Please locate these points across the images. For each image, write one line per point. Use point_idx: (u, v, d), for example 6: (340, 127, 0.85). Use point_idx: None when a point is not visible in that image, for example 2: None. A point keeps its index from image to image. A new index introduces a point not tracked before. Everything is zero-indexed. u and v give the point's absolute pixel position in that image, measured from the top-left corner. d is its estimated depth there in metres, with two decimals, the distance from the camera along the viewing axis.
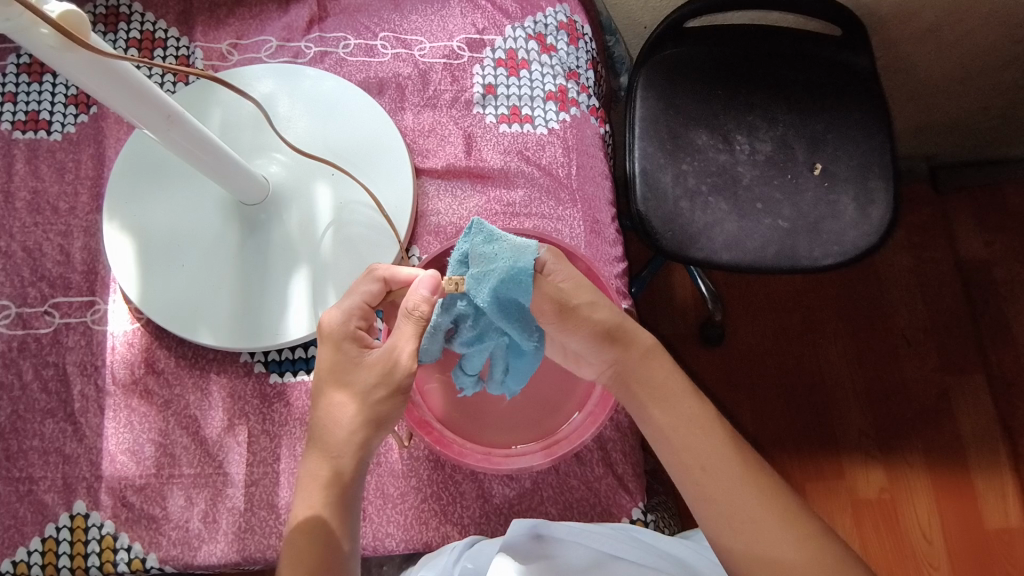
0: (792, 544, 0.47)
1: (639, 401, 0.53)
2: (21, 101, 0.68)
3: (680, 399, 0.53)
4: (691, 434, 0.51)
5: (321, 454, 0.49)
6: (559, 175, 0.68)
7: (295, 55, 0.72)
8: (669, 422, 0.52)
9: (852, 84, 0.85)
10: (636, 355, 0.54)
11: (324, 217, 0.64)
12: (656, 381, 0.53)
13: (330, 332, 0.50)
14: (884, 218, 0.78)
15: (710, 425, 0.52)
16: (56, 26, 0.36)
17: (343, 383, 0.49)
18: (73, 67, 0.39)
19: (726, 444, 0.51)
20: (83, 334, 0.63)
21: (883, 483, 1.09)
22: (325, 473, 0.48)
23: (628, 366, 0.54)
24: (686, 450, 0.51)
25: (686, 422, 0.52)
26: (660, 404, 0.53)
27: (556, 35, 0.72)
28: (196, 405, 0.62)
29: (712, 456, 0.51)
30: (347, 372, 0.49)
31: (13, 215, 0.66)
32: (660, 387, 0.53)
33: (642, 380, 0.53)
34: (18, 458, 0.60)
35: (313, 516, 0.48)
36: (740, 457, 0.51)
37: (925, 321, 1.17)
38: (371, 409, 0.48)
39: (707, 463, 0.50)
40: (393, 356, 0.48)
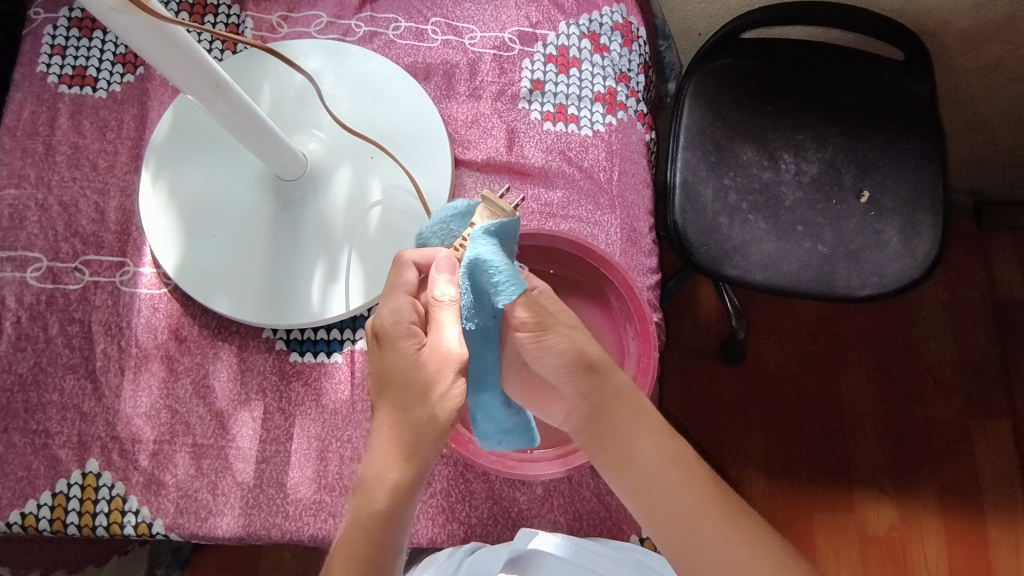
0: None
1: (605, 452, 0.50)
2: (70, 55, 0.69)
3: (646, 443, 0.49)
4: (661, 485, 0.48)
5: (380, 464, 0.46)
6: (599, 179, 0.66)
7: (344, 32, 0.71)
8: (637, 472, 0.49)
9: (910, 113, 0.81)
10: (616, 390, 0.50)
11: (359, 200, 0.63)
12: (624, 426, 0.50)
13: (385, 331, 0.48)
14: (928, 253, 0.75)
15: (694, 475, 0.49)
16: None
17: (404, 384, 0.46)
18: (127, 30, 0.39)
19: (714, 494, 0.48)
20: (110, 294, 0.63)
21: (894, 522, 1.07)
22: (386, 481, 0.45)
23: (605, 405, 0.50)
24: (667, 508, 0.48)
25: (671, 476, 0.49)
26: (639, 460, 0.49)
27: (610, 35, 0.70)
28: (215, 376, 0.62)
29: (688, 505, 0.48)
30: (407, 373, 0.46)
31: (52, 168, 0.66)
32: (643, 437, 0.50)
33: (610, 429, 0.50)
34: (36, 411, 0.60)
35: (374, 527, 0.45)
36: (725, 512, 0.48)
37: (955, 362, 1.13)
38: (434, 406, 0.45)
39: (692, 521, 0.47)
40: (443, 347, 0.45)
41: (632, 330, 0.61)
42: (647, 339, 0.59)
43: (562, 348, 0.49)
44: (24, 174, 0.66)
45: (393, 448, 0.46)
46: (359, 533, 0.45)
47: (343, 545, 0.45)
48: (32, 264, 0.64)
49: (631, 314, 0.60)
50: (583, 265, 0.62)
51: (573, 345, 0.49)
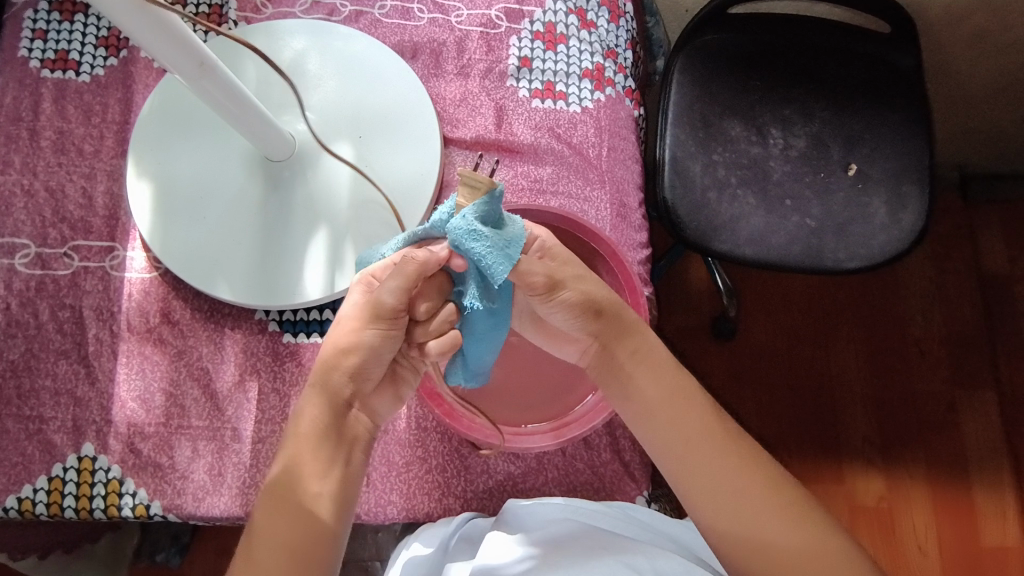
0: (774, 514, 0.47)
1: (611, 378, 0.52)
2: (51, 39, 0.68)
3: (656, 368, 0.52)
4: (666, 412, 0.50)
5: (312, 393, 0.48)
6: (589, 155, 0.66)
7: (330, 12, 0.71)
8: (641, 398, 0.51)
9: (896, 85, 0.81)
10: (622, 328, 0.51)
11: (347, 180, 0.63)
12: (633, 350, 0.51)
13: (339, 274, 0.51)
14: (915, 224, 0.76)
15: (696, 405, 0.51)
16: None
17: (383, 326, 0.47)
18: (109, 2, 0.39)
19: (715, 422, 0.50)
20: (100, 279, 0.63)
21: (883, 491, 1.09)
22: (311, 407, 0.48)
23: (610, 340, 0.51)
24: (669, 437, 0.50)
25: (674, 407, 0.50)
26: (641, 390, 0.51)
27: (597, 11, 0.70)
28: (209, 359, 0.62)
29: (692, 432, 0.50)
30: (337, 309, 0.49)
31: (37, 154, 0.65)
32: (649, 371, 0.51)
33: (619, 354, 0.51)
34: (29, 396, 0.60)
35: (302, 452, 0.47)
36: (729, 440, 0.50)
37: (942, 335, 1.15)
38: (353, 343, 0.47)
39: (693, 447, 0.49)
40: (375, 293, 0.46)
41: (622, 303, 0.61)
42: (638, 311, 0.60)
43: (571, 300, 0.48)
44: (8, 160, 0.65)
45: (319, 377, 0.48)
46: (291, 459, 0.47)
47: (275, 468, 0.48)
48: (19, 250, 0.63)
49: (621, 288, 0.61)
50: (572, 240, 0.61)
51: (580, 296, 0.49)
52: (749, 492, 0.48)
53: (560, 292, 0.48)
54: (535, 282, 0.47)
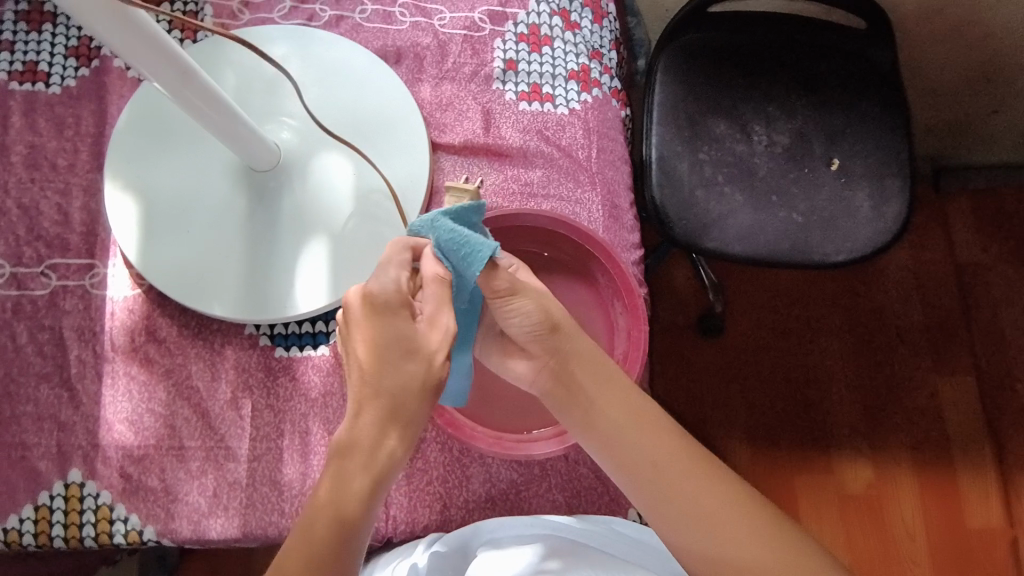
0: (744, 532, 0.47)
1: (568, 401, 0.51)
2: (18, 50, 0.65)
3: (615, 390, 0.51)
4: (628, 437, 0.50)
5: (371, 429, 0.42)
6: (578, 157, 0.66)
7: (309, 17, 0.69)
8: (602, 423, 0.50)
9: (875, 81, 0.83)
10: (582, 353, 0.50)
11: (334, 187, 0.62)
12: (592, 373, 0.50)
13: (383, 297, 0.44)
14: (899, 217, 0.78)
15: (656, 427, 0.50)
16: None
17: (400, 349, 0.43)
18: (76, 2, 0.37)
19: (676, 443, 0.50)
20: (81, 298, 0.61)
21: (870, 480, 1.11)
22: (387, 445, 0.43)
23: (567, 363, 0.50)
24: (634, 458, 0.49)
25: (635, 429, 0.50)
26: (602, 415, 0.50)
27: (581, 12, 0.70)
28: (199, 377, 0.60)
29: (655, 453, 0.49)
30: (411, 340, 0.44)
31: (8, 170, 0.63)
32: (608, 391, 0.50)
33: (576, 374, 0.51)
34: (11, 423, 0.58)
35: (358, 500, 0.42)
36: (693, 458, 0.50)
37: (922, 323, 1.17)
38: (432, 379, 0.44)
39: (658, 469, 0.49)
40: (441, 322, 0.45)
41: (620, 306, 0.60)
42: (637, 314, 0.58)
43: (527, 309, 0.48)
44: None
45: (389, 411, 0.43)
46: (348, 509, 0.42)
47: (318, 515, 0.42)
48: None
49: (619, 291, 0.60)
50: (566, 243, 0.61)
51: (539, 305, 0.49)
52: (719, 511, 0.48)
53: (519, 296, 0.48)
54: (499, 285, 0.48)
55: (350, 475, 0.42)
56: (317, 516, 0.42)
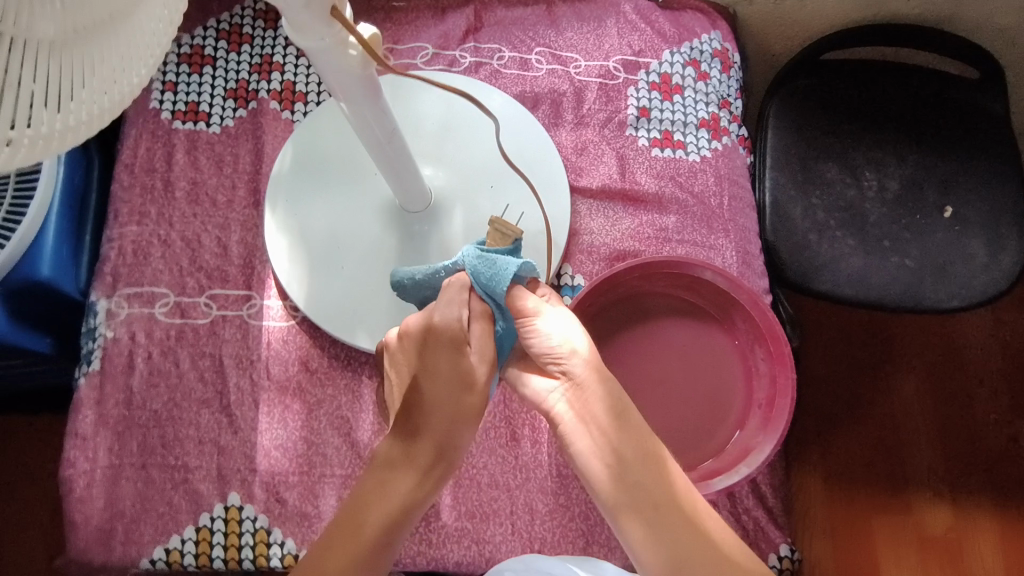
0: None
1: (577, 432, 0.46)
2: (181, 91, 0.70)
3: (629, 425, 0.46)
4: (633, 475, 0.45)
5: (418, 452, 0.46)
6: (711, 204, 0.68)
7: (450, 63, 0.72)
8: (605, 457, 0.45)
9: (990, 130, 0.83)
10: (601, 388, 0.46)
11: (478, 228, 0.64)
12: (604, 406, 0.46)
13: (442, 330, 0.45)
14: (1014, 265, 0.78)
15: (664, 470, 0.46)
16: (346, 22, 0.34)
17: (450, 378, 0.45)
18: (341, 67, 0.37)
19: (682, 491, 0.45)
20: (239, 327, 0.64)
21: (947, 522, 1.05)
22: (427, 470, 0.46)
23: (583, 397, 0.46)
24: (633, 501, 0.45)
25: (642, 471, 0.45)
26: (611, 450, 0.45)
27: (710, 62, 0.72)
28: (348, 408, 0.62)
29: (659, 498, 0.45)
30: (461, 375, 0.45)
31: (173, 204, 0.67)
32: (621, 428, 0.46)
33: (586, 408, 0.46)
34: (173, 446, 0.60)
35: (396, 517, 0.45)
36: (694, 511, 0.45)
37: (1002, 365, 1.13)
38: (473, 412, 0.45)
39: (659, 515, 0.44)
40: (489, 359, 0.45)
41: (762, 353, 0.61)
42: (782, 361, 0.59)
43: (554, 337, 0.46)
44: (146, 211, 0.66)
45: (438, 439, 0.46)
46: (385, 525, 0.45)
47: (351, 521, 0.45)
48: (159, 299, 0.64)
49: (763, 338, 0.61)
50: (709, 289, 0.63)
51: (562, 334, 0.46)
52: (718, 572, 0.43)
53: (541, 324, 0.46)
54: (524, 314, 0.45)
55: (393, 487, 0.45)
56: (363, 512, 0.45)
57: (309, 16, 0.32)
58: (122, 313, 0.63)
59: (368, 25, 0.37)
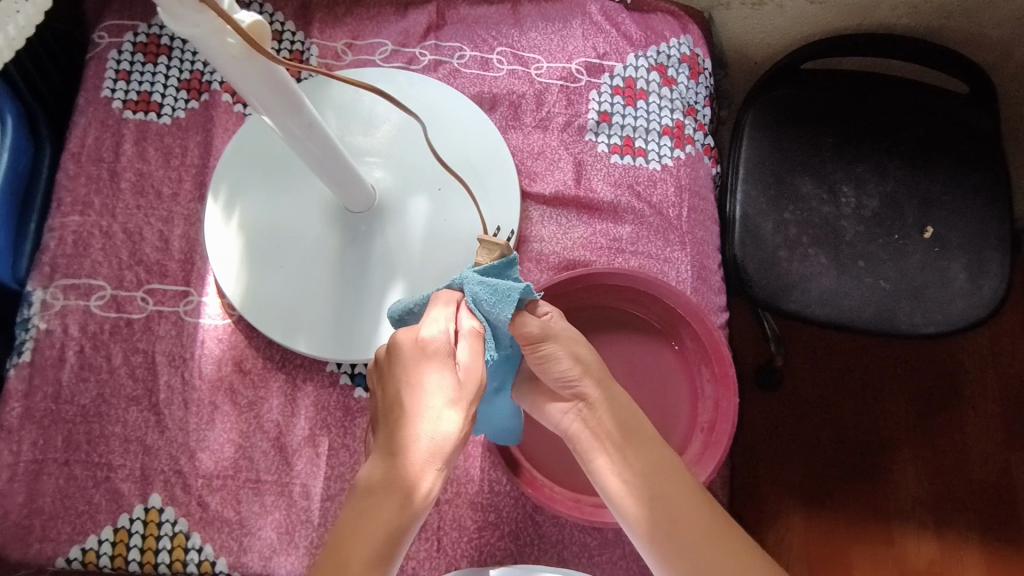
0: None
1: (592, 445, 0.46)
2: (134, 81, 0.68)
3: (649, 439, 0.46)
4: (657, 488, 0.44)
5: (413, 468, 0.40)
6: (669, 215, 0.65)
7: (409, 61, 0.71)
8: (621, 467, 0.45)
9: (975, 147, 0.80)
10: (613, 399, 0.47)
11: (424, 231, 0.62)
12: (620, 412, 0.46)
13: (433, 342, 0.42)
14: (995, 292, 0.74)
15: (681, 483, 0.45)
16: (220, 13, 0.33)
17: (445, 395, 0.41)
18: (221, 52, 0.36)
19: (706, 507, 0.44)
20: (174, 324, 0.62)
21: (934, 556, 0.97)
22: (416, 489, 0.39)
23: (599, 408, 0.46)
24: (655, 515, 0.44)
25: (662, 483, 0.44)
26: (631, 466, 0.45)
27: (678, 67, 0.70)
28: (279, 411, 0.61)
29: (682, 510, 0.44)
30: (455, 387, 0.41)
31: (117, 195, 0.65)
32: (638, 446, 0.46)
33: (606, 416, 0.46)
34: (99, 442, 0.59)
35: (386, 546, 0.38)
36: (719, 522, 0.44)
37: (998, 390, 1.04)
38: (469, 425, 0.41)
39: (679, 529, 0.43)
40: (479, 372, 0.42)
41: (708, 373, 0.59)
42: (726, 383, 0.57)
43: (560, 355, 0.45)
44: (88, 201, 0.65)
45: (428, 454, 0.40)
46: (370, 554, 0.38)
47: (338, 560, 0.38)
48: (95, 292, 0.63)
49: (709, 358, 0.58)
50: (657, 304, 0.60)
51: (568, 352, 0.46)
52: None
53: (548, 344, 0.45)
54: (531, 333, 0.45)
55: (386, 512, 0.39)
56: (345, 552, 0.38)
57: (176, 3, 0.32)
58: (57, 304, 0.62)
59: (251, 12, 0.36)
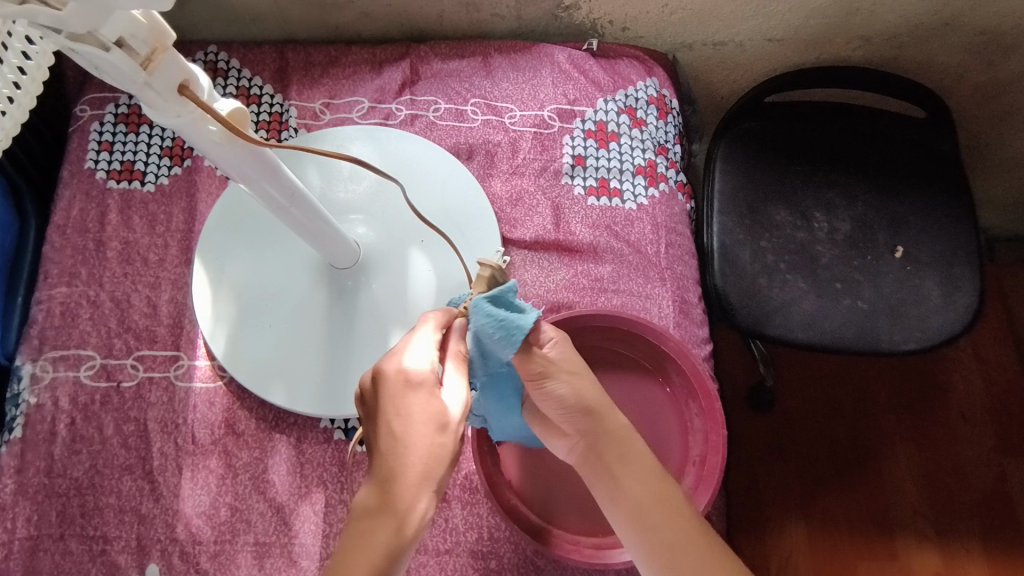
0: None
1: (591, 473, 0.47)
2: (117, 151, 0.70)
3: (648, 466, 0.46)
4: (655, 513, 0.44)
5: (406, 490, 0.39)
6: (647, 253, 0.67)
7: (386, 116, 0.73)
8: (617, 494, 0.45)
9: (937, 168, 0.83)
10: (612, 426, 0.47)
11: (410, 282, 0.63)
12: (619, 437, 0.47)
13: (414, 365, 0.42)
14: (969, 306, 0.76)
15: (675, 507, 0.45)
16: (200, 102, 0.36)
17: (433, 416, 0.41)
18: (203, 138, 0.39)
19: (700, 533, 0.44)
20: (165, 390, 0.63)
21: (938, 567, 0.97)
22: (412, 511, 0.39)
23: (599, 438, 0.47)
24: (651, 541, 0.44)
25: (659, 510, 0.44)
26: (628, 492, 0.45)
27: (646, 109, 0.72)
28: (274, 471, 0.61)
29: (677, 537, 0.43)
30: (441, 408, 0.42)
31: (103, 264, 0.66)
32: (637, 473, 0.46)
33: (604, 444, 0.46)
34: (93, 515, 0.59)
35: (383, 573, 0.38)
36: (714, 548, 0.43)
37: (984, 398, 1.05)
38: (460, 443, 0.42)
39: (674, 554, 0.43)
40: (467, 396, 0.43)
41: (695, 408, 0.60)
42: (714, 418, 0.58)
43: (562, 388, 0.47)
44: (75, 272, 0.66)
45: (419, 475, 0.40)
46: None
47: None
48: (85, 362, 0.63)
49: (695, 393, 0.60)
50: (643, 343, 0.61)
51: (570, 387, 0.47)
52: None
53: (551, 377, 0.47)
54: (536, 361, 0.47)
55: (380, 537, 0.38)
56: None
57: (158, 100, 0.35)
58: (46, 377, 0.63)
59: (229, 100, 0.39)
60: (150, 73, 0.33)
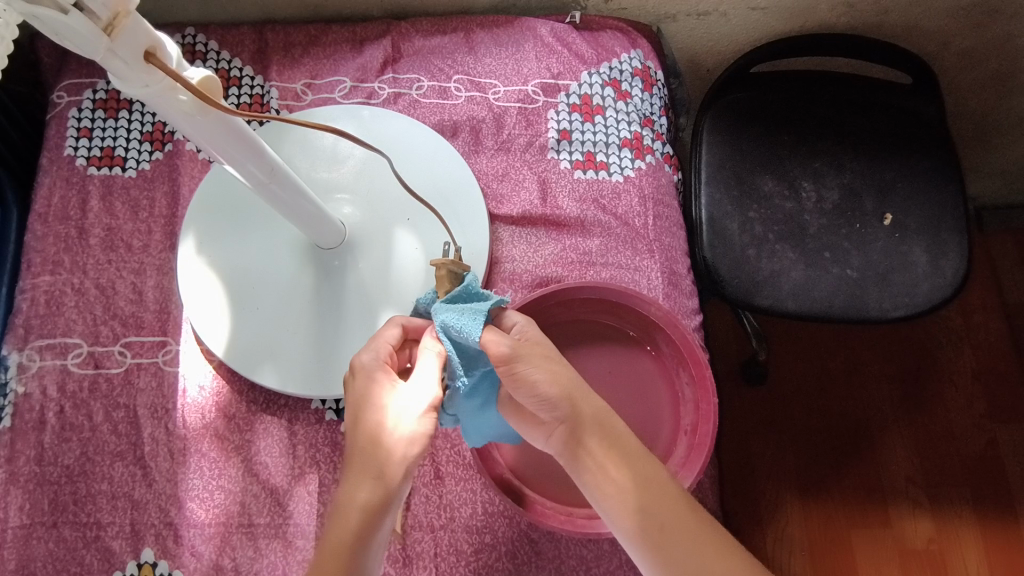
0: None
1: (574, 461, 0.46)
2: (96, 137, 0.69)
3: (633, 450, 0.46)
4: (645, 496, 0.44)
5: (357, 477, 0.42)
6: (635, 225, 0.67)
7: (369, 95, 0.72)
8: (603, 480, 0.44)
9: (923, 134, 0.83)
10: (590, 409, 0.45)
11: (397, 261, 0.63)
12: (598, 421, 0.46)
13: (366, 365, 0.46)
14: (957, 272, 0.76)
15: (664, 489, 0.44)
16: (167, 70, 0.35)
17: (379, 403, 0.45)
18: (173, 109, 0.38)
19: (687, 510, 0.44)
20: (154, 375, 0.62)
21: (931, 533, 0.98)
22: (363, 495, 0.42)
23: (580, 423, 0.45)
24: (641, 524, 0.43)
25: (648, 492, 0.44)
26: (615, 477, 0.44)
27: (631, 81, 0.72)
28: (266, 453, 0.60)
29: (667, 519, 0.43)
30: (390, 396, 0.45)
31: (87, 251, 0.65)
32: (621, 458, 0.45)
33: (586, 430, 0.45)
34: (86, 502, 0.59)
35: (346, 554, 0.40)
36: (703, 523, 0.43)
37: (974, 365, 1.06)
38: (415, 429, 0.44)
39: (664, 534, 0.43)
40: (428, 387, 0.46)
41: (686, 377, 0.60)
42: (704, 386, 0.58)
43: (536, 376, 0.45)
44: (58, 260, 0.65)
45: (369, 461, 0.43)
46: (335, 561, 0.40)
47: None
48: (72, 349, 0.63)
49: (685, 362, 0.60)
50: (630, 313, 0.62)
51: (545, 372, 0.45)
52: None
53: (519, 366, 0.45)
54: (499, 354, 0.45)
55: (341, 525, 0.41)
56: (331, 564, 0.40)
57: (124, 68, 0.34)
58: (34, 366, 0.62)
59: (200, 69, 0.38)
60: (113, 39, 0.32)
